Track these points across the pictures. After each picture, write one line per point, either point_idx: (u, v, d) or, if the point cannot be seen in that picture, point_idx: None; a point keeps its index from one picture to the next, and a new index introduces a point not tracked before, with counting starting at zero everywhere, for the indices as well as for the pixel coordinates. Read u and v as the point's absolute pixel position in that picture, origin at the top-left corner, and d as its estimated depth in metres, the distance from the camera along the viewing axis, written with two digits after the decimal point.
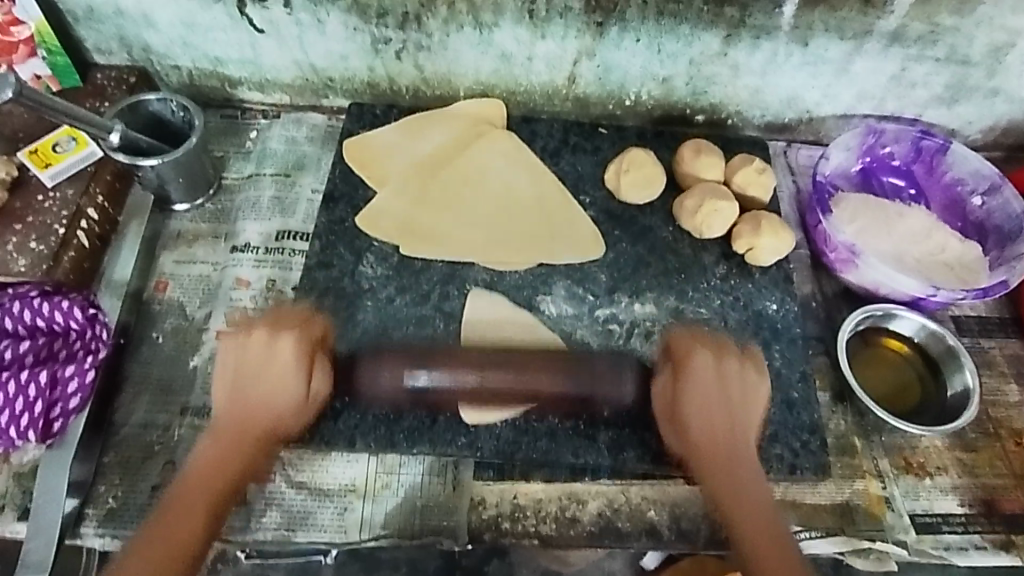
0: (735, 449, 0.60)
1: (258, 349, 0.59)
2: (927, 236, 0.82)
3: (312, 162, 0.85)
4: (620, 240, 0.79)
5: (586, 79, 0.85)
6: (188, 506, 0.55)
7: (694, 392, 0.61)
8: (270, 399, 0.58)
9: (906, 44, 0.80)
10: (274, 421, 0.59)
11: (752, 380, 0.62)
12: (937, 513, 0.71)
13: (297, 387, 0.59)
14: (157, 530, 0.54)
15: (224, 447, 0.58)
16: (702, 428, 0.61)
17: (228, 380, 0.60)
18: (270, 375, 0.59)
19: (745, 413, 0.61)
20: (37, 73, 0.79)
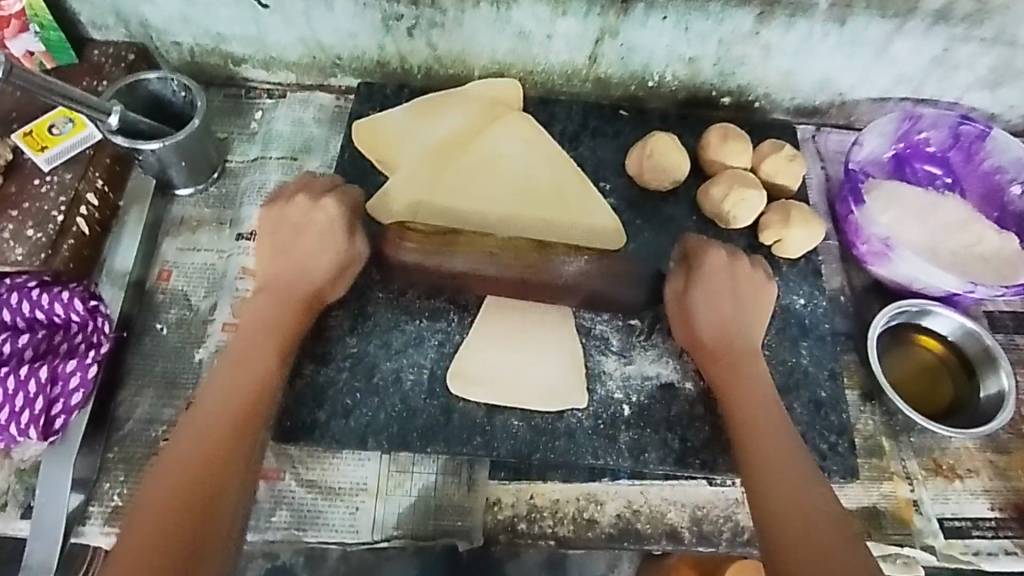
0: (746, 363, 0.64)
1: (299, 214, 0.67)
2: (963, 228, 0.78)
3: (320, 144, 0.82)
4: (642, 230, 0.76)
5: (608, 59, 0.81)
6: (243, 359, 0.61)
7: (705, 311, 0.66)
8: (304, 267, 0.66)
9: (951, 23, 0.76)
10: (312, 282, 0.65)
11: (759, 283, 0.67)
12: (967, 517, 0.69)
13: (342, 245, 0.67)
14: (220, 376, 0.60)
15: (269, 305, 0.64)
16: (714, 334, 0.65)
17: (269, 246, 0.67)
18: (304, 244, 0.66)
19: (754, 313, 0.66)
20: (30, 49, 0.76)
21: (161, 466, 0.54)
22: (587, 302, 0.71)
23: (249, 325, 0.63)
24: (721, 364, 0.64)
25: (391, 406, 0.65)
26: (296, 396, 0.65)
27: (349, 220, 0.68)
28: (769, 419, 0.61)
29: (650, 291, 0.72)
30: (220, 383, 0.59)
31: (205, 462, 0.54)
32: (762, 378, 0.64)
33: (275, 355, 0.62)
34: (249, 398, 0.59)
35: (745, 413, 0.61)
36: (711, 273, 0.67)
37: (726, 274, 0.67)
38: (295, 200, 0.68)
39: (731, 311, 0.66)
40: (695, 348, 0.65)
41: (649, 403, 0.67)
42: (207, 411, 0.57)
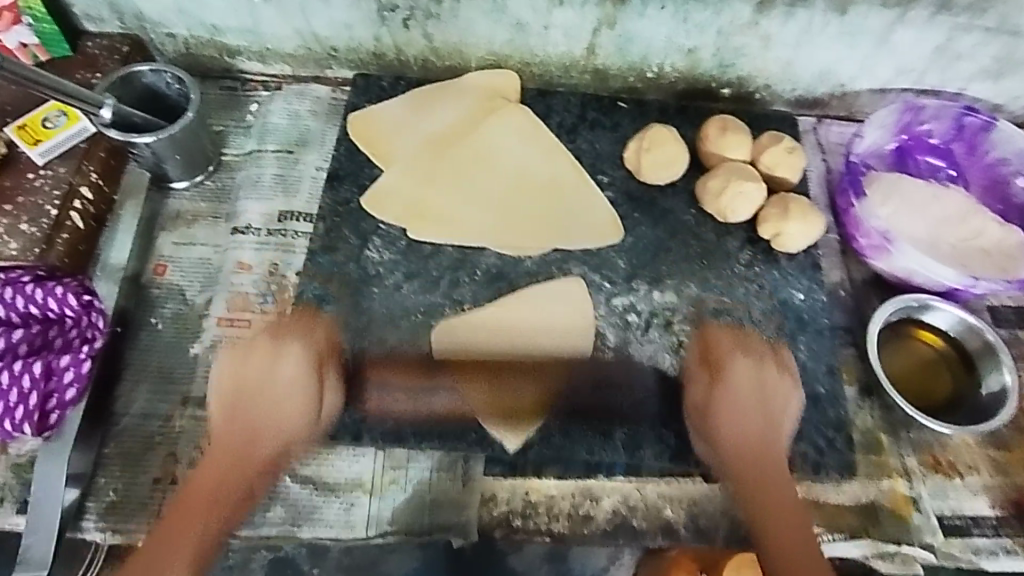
0: (773, 476, 0.62)
1: (267, 373, 0.62)
2: (965, 221, 0.77)
3: (315, 137, 0.81)
4: (640, 224, 0.75)
5: (606, 50, 0.80)
6: (204, 514, 0.58)
7: (730, 408, 0.63)
8: (280, 420, 0.61)
9: (955, 13, 0.74)
10: (276, 439, 0.61)
11: (787, 389, 0.65)
12: (965, 513, 0.69)
13: (307, 414, 0.62)
14: (204, 475, 0.59)
15: (223, 471, 0.59)
16: (746, 444, 0.63)
17: (228, 403, 0.62)
18: (272, 395, 0.61)
19: (776, 432, 0.64)
20: (23, 42, 0.74)
21: (158, 534, 0.56)
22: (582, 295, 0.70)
23: (211, 455, 0.60)
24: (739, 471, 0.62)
25: (385, 401, 0.65)
26: None
27: (320, 362, 0.63)
28: (782, 481, 0.62)
29: (647, 285, 0.72)
30: (187, 508, 0.57)
31: (185, 567, 0.55)
32: (783, 462, 0.63)
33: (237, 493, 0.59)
34: (219, 512, 0.58)
35: (755, 474, 0.62)
36: (737, 378, 0.65)
37: (751, 382, 0.64)
38: (259, 344, 0.63)
39: (756, 409, 0.64)
40: (719, 466, 0.63)
41: (644, 398, 0.67)
42: (158, 556, 0.55)
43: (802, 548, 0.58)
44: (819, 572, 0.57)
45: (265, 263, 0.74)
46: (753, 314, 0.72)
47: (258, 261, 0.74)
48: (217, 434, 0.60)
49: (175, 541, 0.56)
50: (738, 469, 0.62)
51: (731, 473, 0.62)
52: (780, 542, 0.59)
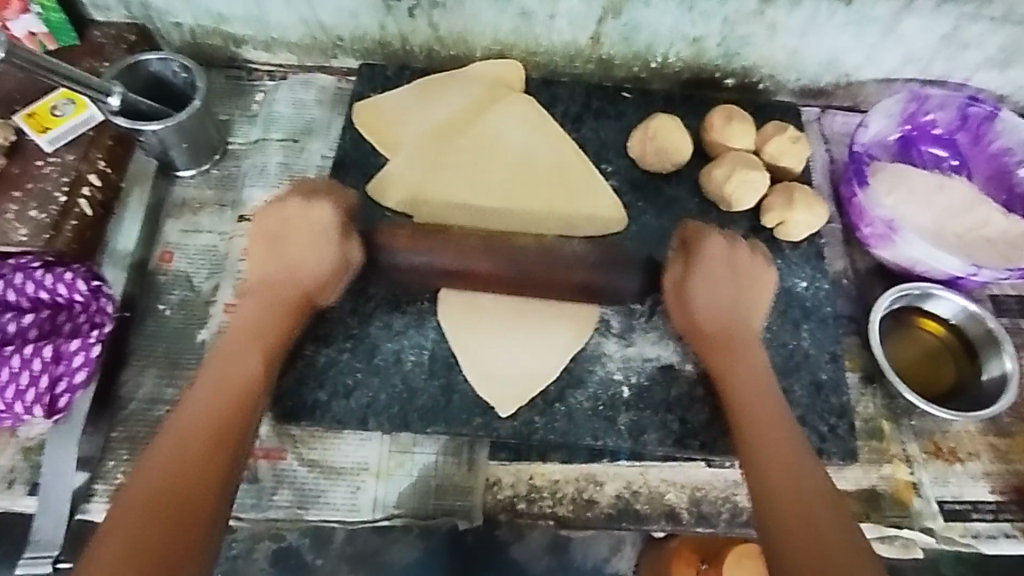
0: (743, 347, 0.63)
1: (295, 227, 0.66)
2: (969, 210, 0.78)
3: (321, 125, 0.81)
4: (644, 212, 0.75)
5: (611, 39, 0.80)
6: (206, 419, 0.55)
7: (703, 297, 0.65)
8: (296, 268, 0.65)
9: (960, 2, 0.74)
10: (299, 282, 0.64)
11: (758, 267, 0.67)
12: (966, 500, 0.69)
13: (332, 251, 0.65)
14: (209, 383, 0.58)
15: (259, 308, 0.63)
16: (709, 321, 0.65)
17: (262, 252, 0.66)
18: (297, 234, 0.66)
19: (748, 295, 0.66)
20: (31, 30, 0.75)
21: (161, 443, 0.53)
22: None
23: (237, 329, 0.62)
24: (709, 346, 0.64)
25: (391, 386, 0.66)
26: (297, 377, 0.65)
27: (309, 292, 0.65)
28: (761, 372, 0.62)
29: None
30: (188, 414, 0.55)
31: (200, 455, 0.53)
32: (753, 343, 0.64)
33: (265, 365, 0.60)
34: (230, 413, 0.56)
35: (754, 410, 0.59)
36: (711, 263, 0.66)
37: (724, 266, 0.66)
38: (290, 199, 0.67)
39: (730, 296, 0.65)
40: (690, 332, 0.65)
41: (648, 384, 0.67)
42: (193, 406, 0.55)
43: (800, 472, 0.54)
44: (793, 450, 0.56)
45: None
46: None
47: None
48: (255, 278, 0.65)
49: (182, 445, 0.53)
50: (725, 379, 0.62)
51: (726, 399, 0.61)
52: (758, 430, 0.58)
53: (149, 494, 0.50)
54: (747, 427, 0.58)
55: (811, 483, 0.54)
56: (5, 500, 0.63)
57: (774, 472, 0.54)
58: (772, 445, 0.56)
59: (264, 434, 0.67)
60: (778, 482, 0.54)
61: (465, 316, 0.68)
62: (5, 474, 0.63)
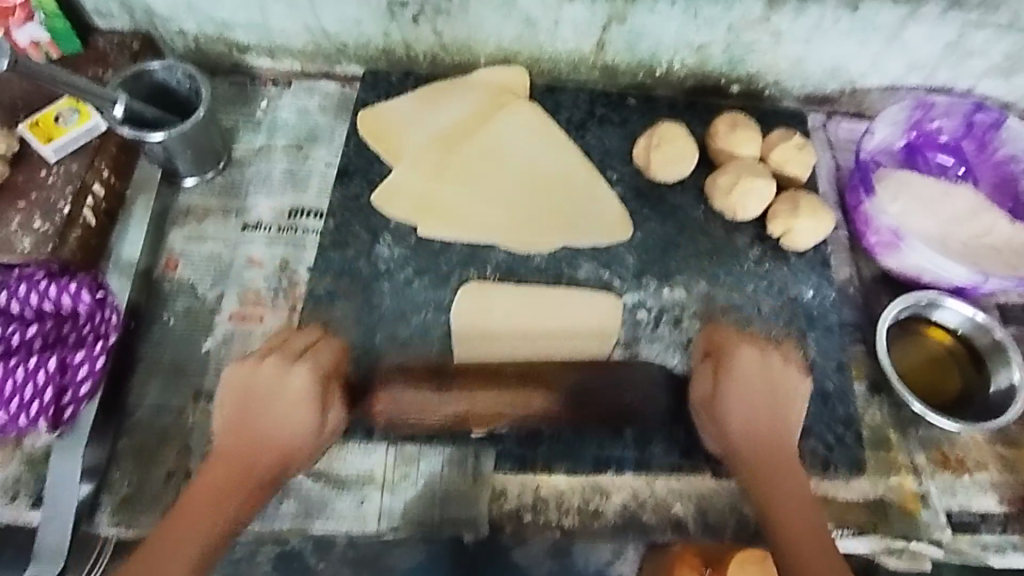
0: (784, 468, 0.59)
1: (269, 388, 0.59)
2: (975, 217, 0.77)
3: (325, 133, 0.81)
4: (649, 220, 0.75)
5: (615, 46, 0.80)
6: (248, 450, 0.58)
7: (737, 411, 0.61)
8: (280, 440, 0.58)
9: (966, 9, 0.74)
10: (279, 447, 0.58)
11: (794, 382, 0.63)
12: (974, 509, 0.69)
13: (312, 420, 0.59)
14: (165, 537, 0.53)
15: (218, 477, 0.56)
16: (749, 448, 0.60)
17: (233, 409, 0.60)
18: (279, 407, 0.59)
19: (785, 412, 0.62)
20: (35, 39, 0.74)
21: None
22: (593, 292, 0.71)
23: (208, 471, 0.57)
24: (751, 471, 0.60)
25: None
26: None
27: (322, 402, 0.60)
28: (782, 449, 0.61)
29: (656, 282, 0.72)
30: (235, 444, 0.58)
31: (230, 486, 0.56)
32: (790, 425, 0.62)
33: (225, 521, 0.54)
34: None
35: (790, 531, 0.56)
36: (741, 375, 0.63)
37: (760, 380, 0.62)
38: (267, 364, 0.61)
39: (765, 411, 0.62)
40: (726, 451, 0.61)
41: (654, 394, 0.67)
42: (156, 559, 0.51)
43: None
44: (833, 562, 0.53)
45: (275, 259, 0.74)
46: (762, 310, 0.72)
47: (269, 257, 0.74)
48: (221, 443, 0.58)
49: (166, 553, 0.52)
50: (781, 521, 0.56)
51: (772, 524, 0.57)
52: (770, 467, 0.59)
53: None
54: (756, 467, 0.60)
55: (814, 528, 0.56)
56: (10, 512, 0.62)
57: (784, 501, 0.58)
58: (778, 490, 0.58)
59: None
60: (782, 522, 0.57)
61: (471, 324, 0.68)
62: (10, 485, 0.63)
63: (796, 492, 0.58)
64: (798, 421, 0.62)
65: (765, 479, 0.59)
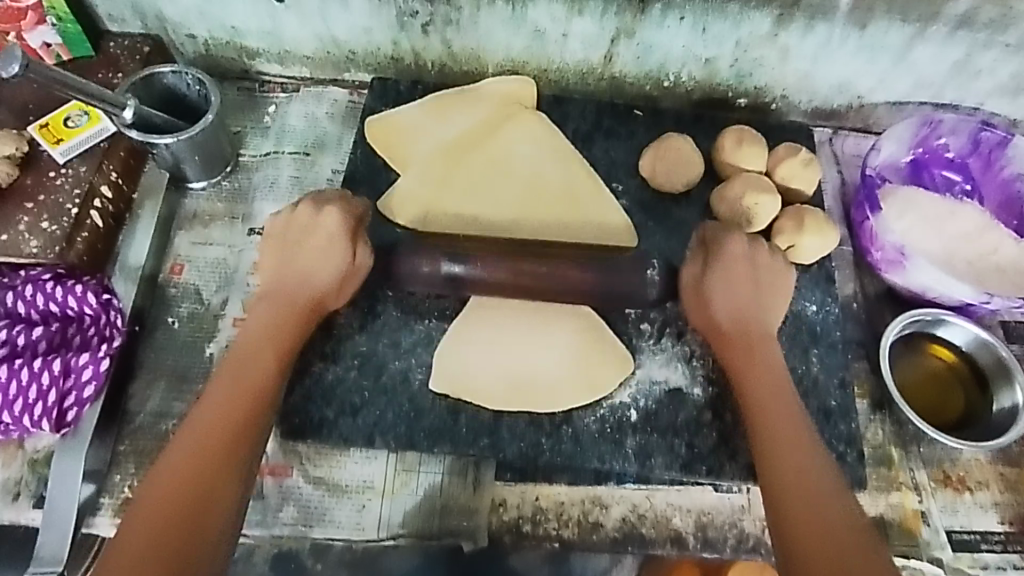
0: (759, 344, 0.64)
1: (306, 233, 0.65)
2: (979, 235, 0.77)
3: (332, 140, 0.82)
4: (654, 233, 0.75)
5: (623, 59, 0.80)
6: (292, 288, 0.64)
7: (719, 290, 0.65)
8: (309, 277, 0.64)
9: (975, 29, 0.74)
10: (315, 289, 0.64)
11: (780, 274, 0.67)
12: (976, 531, 0.69)
13: (340, 260, 0.64)
14: (221, 391, 0.58)
15: (272, 311, 0.63)
16: (730, 319, 0.65)
17: (276, 254, 0.66)
18: (312, 243, 0.65)
19: (767, 302, 0.66)
20: (47, 42, 0.76)
21: (185, 432, 0.55)
22: None
23: (255, 331, 0.62)
24: (722, 342, 0.65)
25: (398, 405, 0.66)
26: (304, 394, 0.65)
27: (352, 236, 0.65)
28: (756, 326, 0.65)
29: None
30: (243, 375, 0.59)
31: (281, 329, 0.62)
32: (768, 340, 0.65)
33: (273, 361, 0.61)
34: (251, 418, 0.57)
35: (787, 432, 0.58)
36: (731, 259, 0.66)
37: (743, 264, 0.66)
38: (301, 209, 0.66)
39: (749, 295, 0.65)
40: (711, 332, 0.65)
41: (656, 408, 0.67)
42: (218, 402, 0.57)
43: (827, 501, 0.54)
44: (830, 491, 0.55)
45: None
46: None
47: None
48: (267, 286, 0.65)
49: (235, 383, 0.58)
50: (725, 333, 0.65)
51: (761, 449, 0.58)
52: (764, 395, 0.61)
53: (166, 497, 0.52)
54: (746, 380, 0.62)
55: (789, 419, 0.59)
56: (12, 513, 0.63)
57: (790, 481, 0.56)
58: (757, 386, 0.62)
59: (270, 451, 0.67)
60: (791, 506, 0.54)
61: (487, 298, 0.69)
62: (11, 485, 0.63)
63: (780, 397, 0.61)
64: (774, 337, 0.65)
65: (740, 368, 0.63)
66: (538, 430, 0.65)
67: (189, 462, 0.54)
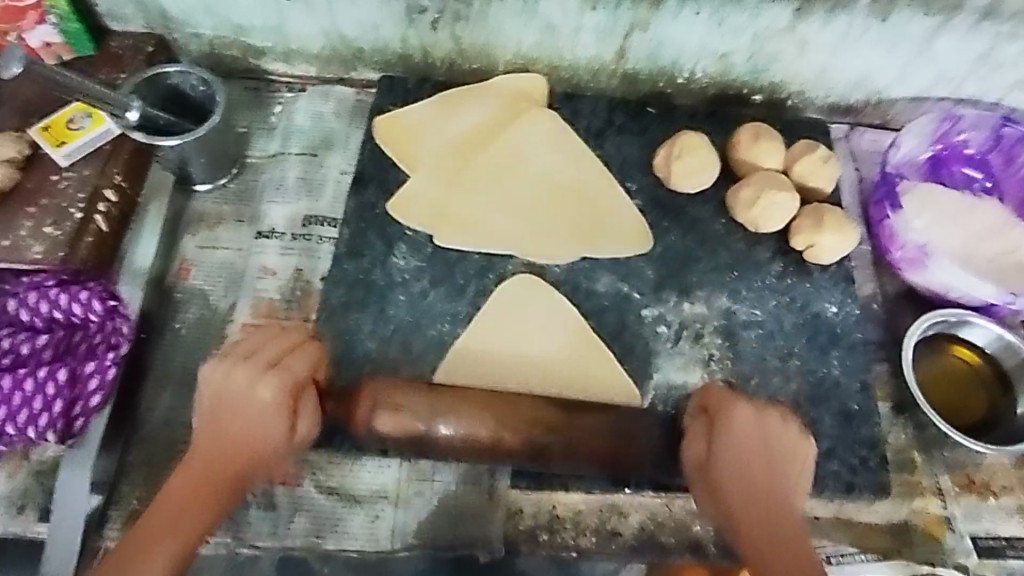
0: (783, 536, 0.53)
1: (239, 392, 0.55)
2: (1000, 233, 0.75)
3: (339, 139, 0.80)
4: (669, 233, 0.73)
5: (637, 54, 0.78)
6: (216, 471, 0.55)
7: (727, 456, 0.56)
8: (252, 437, 0.55)
9: (999, 20, 0.72)
10: (250, 458, 0.55)
11: (796, 440, 0.57)
12: (1000, 535, 0.67)
13: (282, 422, 0.55)
14: (112, 571, 0.49)
15: (186, 490, 0.54)
16: (744, 511, 0.54)
17: (203, 415, 0.56)
18: (251, 410, 0.55)
19: (789, 479, 0.56)
20: (47, 40, 0.74)
21: None
22: (610, 303, 0.69)
23: (165, 500, 0.53)
24: (748, 539, 0.53)
25: None
26: None
27: (296, 390, 0.56)
28: (784, 516, 0.54)
29: (676, 296, 0.70)
30: (118, 574, 0.49)
31: (196, 496, 0.54)
32: (792, 514, 0.54)
33: (186, 537, 0.52)
34: None
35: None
36: (737, 428, 0.56)
37: (754, 436, 0.56)
38: (237, 363, 0.56)
39: (763, 473, 0.55)
40: (723, 519, 0.55)
41: (675, 412, 0.65)
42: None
43: None
44: None
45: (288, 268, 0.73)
46: (784, 328, 0.70)
47: (282, 265, 0.73)
48: (193, 450, 0.55)
49: (138, 565, 0.50)
50: (741, 522, 0.54)
51: None
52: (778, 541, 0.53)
53: None
54: (751, 539, 0.53)
55: None
56: (19, 524, 0.62)
57: None
58: None
59: None
60: None
61: (498, 305, 0.68)
62: (18, 496, 0.62)
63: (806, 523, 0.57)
64: (800, 513, 0.55)
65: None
66: None
67: None
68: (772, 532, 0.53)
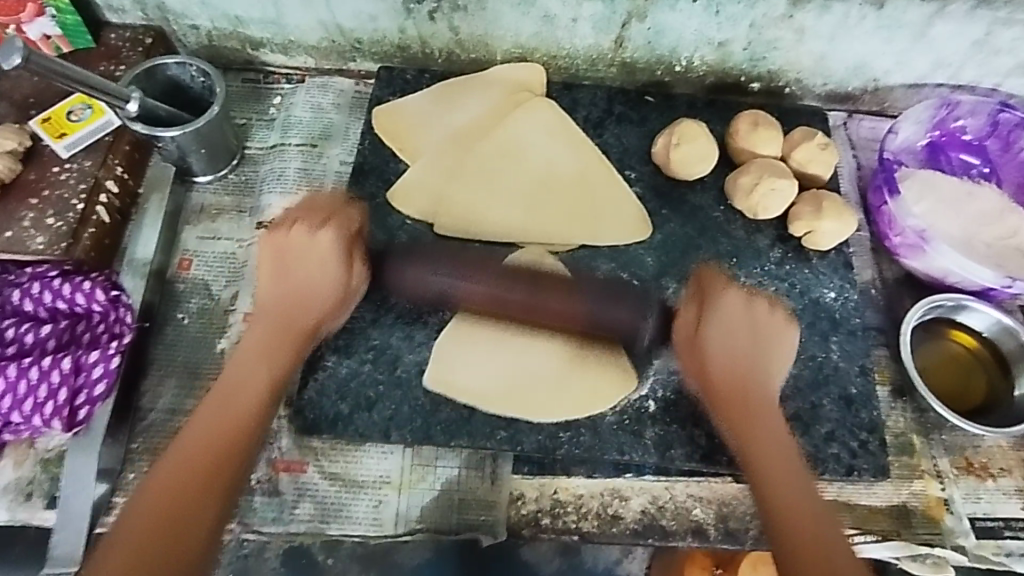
0: (756, 404, 0.60)
1: (300, 244, 0.63)
2: (999, 218, 0.76)
3: (339, 130, 0.80)
4: (668, 220, 0.74)
5: (634, 43, 0.79)
6: (291, 314, 0.62)
7: (717, 348, 0.61)
8: (309, 289, 0.63)
9: (995, 6, 0.72)
10: (315, 311, 0.63)
11: (782, 329, 0.63)
12: (999, 517, 0.68)
13: (341, 275, 0.63)
14: (201, 424, 0.56)
15: (264, 334, 0.62)
16: (725, 370, 0.61)
17: (269, 269, 0.64)
18: (311, 262, 0.63)
19: (769, 357, 0.62)
20: (46, 33, 0.74)
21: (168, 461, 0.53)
22: None
23: (248, 348, 0.61)
24: (722, 399, 0.60)
25: (414, 399, 0.65)
26: (318, 388, 0.65)
27: (349, 249, 0.64)
28: (757, 388, 0.61)
29: (676, 284, 0.71)
30: (198, 431, 0.55)
31: (278, 339, 0.61)
32: (769, 399, 0.61)
33: (268, 374, 0.60)
34: (243, 430, 0.56)
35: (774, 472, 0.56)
36: (725, 307, 0.62)
37: (741, 312, 0.62)
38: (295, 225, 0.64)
39: (747, 343, 0.62)
40: (702, 378, 0.61)
41: (676, 398, 0.66)
42: (206, 419, 0.56)
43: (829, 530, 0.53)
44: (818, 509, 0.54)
45: None
46: None
47: None
48: (263, 301, 0.63)
49: (227, 405, 0.57)
50: (716, 389, 0.61)
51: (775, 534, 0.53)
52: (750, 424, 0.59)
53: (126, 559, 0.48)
54: (728, 404, 0.60)
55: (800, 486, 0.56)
56: (25, 512, 0.62)
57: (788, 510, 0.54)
58: (775, 466, 0.56)
59: (285, 446, 0.66)
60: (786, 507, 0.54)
61: None
62: (24, 485, 0.63)
63: (801, 489, 0.55)
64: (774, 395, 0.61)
65: (756, 461, 0.57)
66: (554, 422, 0.64)
67: (149, 512, 0.51)
68: (743, 406, 0.60)
